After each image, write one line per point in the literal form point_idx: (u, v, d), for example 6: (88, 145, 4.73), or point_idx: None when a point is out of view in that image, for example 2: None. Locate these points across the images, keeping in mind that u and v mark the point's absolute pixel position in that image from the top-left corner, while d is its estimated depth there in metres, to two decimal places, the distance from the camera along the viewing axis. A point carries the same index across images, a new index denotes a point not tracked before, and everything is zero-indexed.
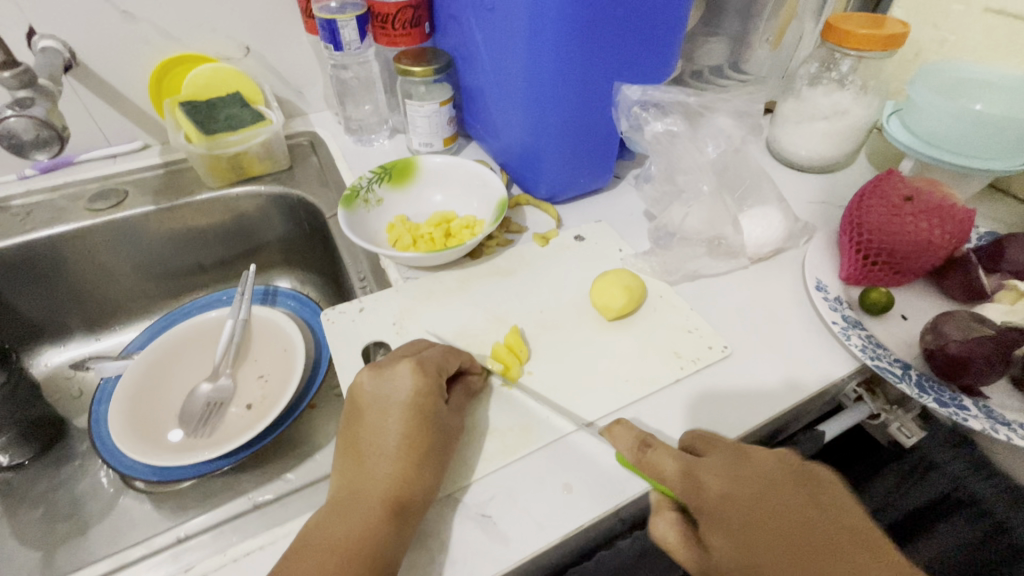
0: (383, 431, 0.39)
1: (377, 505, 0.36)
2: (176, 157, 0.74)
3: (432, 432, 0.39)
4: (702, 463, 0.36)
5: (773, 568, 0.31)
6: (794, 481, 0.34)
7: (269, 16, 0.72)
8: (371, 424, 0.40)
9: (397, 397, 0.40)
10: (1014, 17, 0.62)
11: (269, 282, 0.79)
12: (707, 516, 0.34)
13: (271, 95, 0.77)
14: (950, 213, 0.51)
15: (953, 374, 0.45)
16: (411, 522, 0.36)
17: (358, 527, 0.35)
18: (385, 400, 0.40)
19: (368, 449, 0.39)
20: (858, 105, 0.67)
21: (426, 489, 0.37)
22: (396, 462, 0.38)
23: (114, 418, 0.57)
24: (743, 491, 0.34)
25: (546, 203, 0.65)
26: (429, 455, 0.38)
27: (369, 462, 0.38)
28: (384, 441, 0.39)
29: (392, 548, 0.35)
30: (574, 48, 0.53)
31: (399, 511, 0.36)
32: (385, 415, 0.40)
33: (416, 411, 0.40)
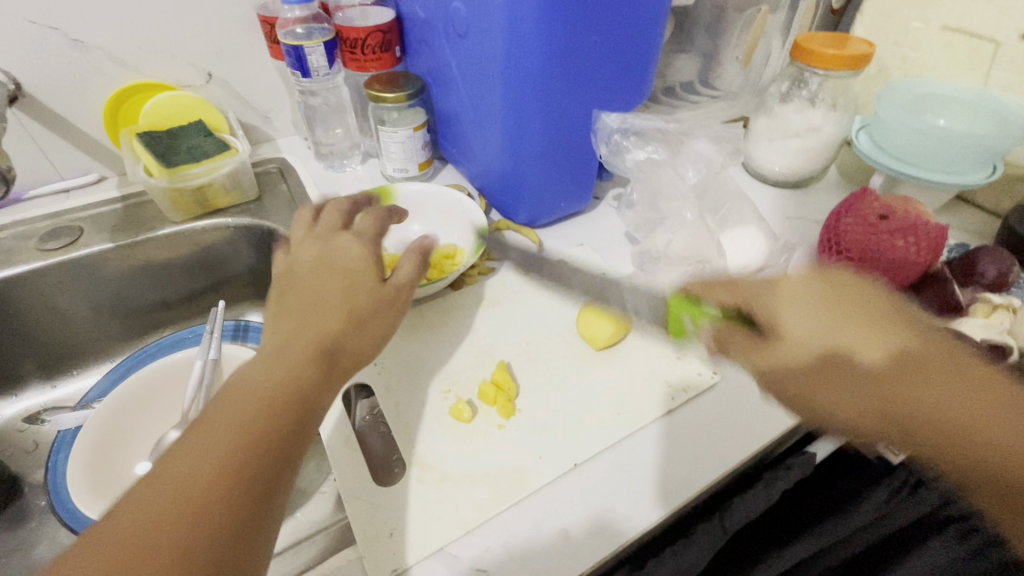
0: (334, 281, 0.43)
1: (306, 352, 0.37)
2: (135, 190, 0.70)
3: (365, 292, 0.43)
4: (796, 315, 0.49)
5: (853, 389, 0.46)
6: (907, 358, 0.47)
7: (231, 41, 0.69)
8: (305, 282, 0.43)
9: (349, 268, 0.44)
10: (971, 35, 0.64)
11: (240, 316, 0.75)
12: (808, 311, 0.49)
13: (236, 122, 0.74)
14: (924, 231, 0.52)
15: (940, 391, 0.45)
16: (336, 377, 0.39)
17: (250, 417, 0.33)
18: (322, 265, 0.44)
19: (299, 307, 0.41)
20: (828, 122, 0.68)
21: (355, 348, 0.40)
22: (329, 317, 0.40)
23: (76, 477, 0.53)
24: (828, 302, 0.49)
25: (526, 227, 0.65)
26: (364, 311, 0.42)
27: (305, 316, 0.40)
28: (314, 331, 0.39)
29: (313, 402, 0.36)
30: (552, 74, 0.52)
31: (328, 362, 0.38)
32: (324, 302, 0.41)
33: (354, 274, 0.44)
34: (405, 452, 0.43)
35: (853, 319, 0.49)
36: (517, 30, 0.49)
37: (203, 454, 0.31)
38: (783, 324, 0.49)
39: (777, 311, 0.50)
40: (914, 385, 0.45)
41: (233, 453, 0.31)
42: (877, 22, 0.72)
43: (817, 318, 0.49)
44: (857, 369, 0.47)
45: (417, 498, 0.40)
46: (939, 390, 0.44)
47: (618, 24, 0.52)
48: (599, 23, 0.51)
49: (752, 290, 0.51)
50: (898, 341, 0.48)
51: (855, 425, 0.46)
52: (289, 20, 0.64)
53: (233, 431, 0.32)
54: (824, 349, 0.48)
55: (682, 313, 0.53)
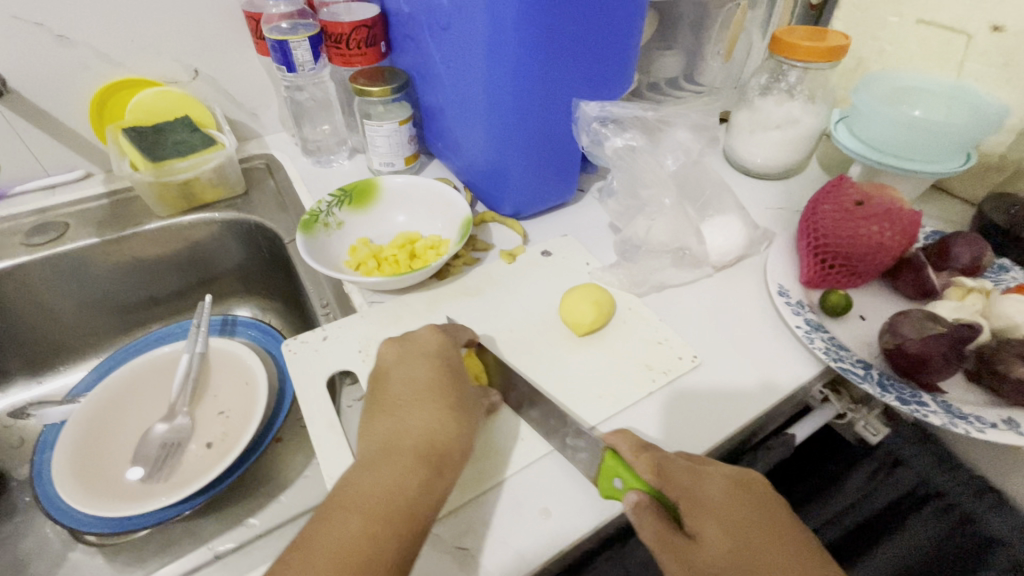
0: (424, 372, 0.42)
1: (412, 452, 0.38)
2: (121, 186, 0.70)
3: (457, 388, 0.42)
4: (710, 522, 0.35)
5: None
6: (755, 509, 0.36)
7: (217, 38, 0.70)
8: (403, 374, 0.43)
9: (427, 351, 0.44)
10: (943, 28, 0.66)
11: (228, 312, 0.75)
12: (683, 551, 0.34)
13: (223, 118, 0.75)
14: (898, 216, 0.53)
15: (913, 370, 0.46)
16: (444, 480, 0.37)
17: (365, 531, 0.34)
18: (411, 359, 0.43)
19: (399, 404, 0.41)
20: (807, 114, 0.69)
21: (459, 448, 0.39)
22: (429, 414, 0.40)
23: (59, 469, 0.53)
24: (727, 513, 0.35)
25: (511, 219, 0.65)
26: (462, 408, 0.41)
27: (404, 414, 0.40)
28: (421, 424, 0.39)
29: (425, 506, 0.36)
30: (533, 69, 0.53)
31: (432, 467, 0.37)
32: (423, 395, 0.41)
33: (447, 367, 0.43)
34: None
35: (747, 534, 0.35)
36: (499, 19, 0.49)
37: (333, 555, 0.33)
38: (703, 533, 0.35)
39: (680, 472, 0.37)
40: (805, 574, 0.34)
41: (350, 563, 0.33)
42: (854, 16, 0.73)
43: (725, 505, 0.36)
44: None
45: None
46: None
47: (599, 15, 0.53)
48: (577, 16, 0.52)
49: (679, 468, 0.37)
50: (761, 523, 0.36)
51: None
52: (274, 15, 0.66)
53: (343, 543, 0.34)
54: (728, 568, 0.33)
55: (610, 475, 0.38)
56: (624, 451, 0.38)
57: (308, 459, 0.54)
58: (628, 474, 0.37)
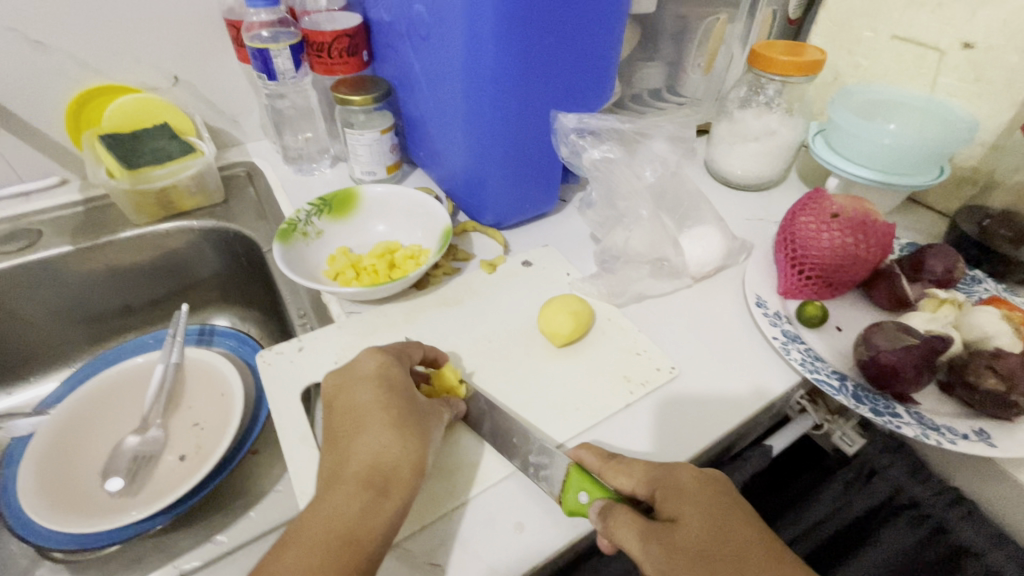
0: (366, 394, 0.41)
1: (356, 478, 0.37)
2: (98, 193, 0.69)
3: (403, 402, 0.41)
4: (686, 507, 0.34)
5: None
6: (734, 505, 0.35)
7: (197, 44, 0.69)
8: (347, 398, 0.41)
9: (369, 372, 0.43)
10: (916, 44, 0.67)
11: (205, 322, 0.74)
12: (656, 533, 0.33)
13: (203, 125, 0.74)
14: (871, 228, 0.53)
15: (886, 383, 0.46)
16: (390, 501, 0.36)
17: (307, 565, 0.33)
18: (352, 383, 0.42)
19: (343, 431, 0.40)
20: (786, 126, 0.70)
21: (407, 467, 0.38)
22: (373, 435, 0.39)
23: (24, 484, 0.51)
24: (701, 497, 0.35)
25: (492, 229, 0.65)
26: (409, 425, 0.40)
27: (349, 439, 0.39)
28: (363, 447, 0.38)
29: (372, 531, 0.35)
30: (510, 82, 0.53)
31: (375, 491, 0.36)
32: (365, 418, 0.40)
33: (388, 385, 0.42)
34: None
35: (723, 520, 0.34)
36: (476, 31, 0.49)
37: None
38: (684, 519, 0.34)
39: (649, 471, 0.37)
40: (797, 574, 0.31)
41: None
42: (831, 31, 0.75)
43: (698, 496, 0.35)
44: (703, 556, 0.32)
45: None
46: None
47: (577, 27, 0.54)
48: (554, 29, 0.52)
49: (653, 469, 0.37)
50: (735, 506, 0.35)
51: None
52: (254, 23, 0.65)
53: None
54: (707, 548, 0.32)
55: (575, 489, 0.38)
56: (589, 462, 0.39)
57: (284, 472, 0.54)
58: (595, 489, 0.38)
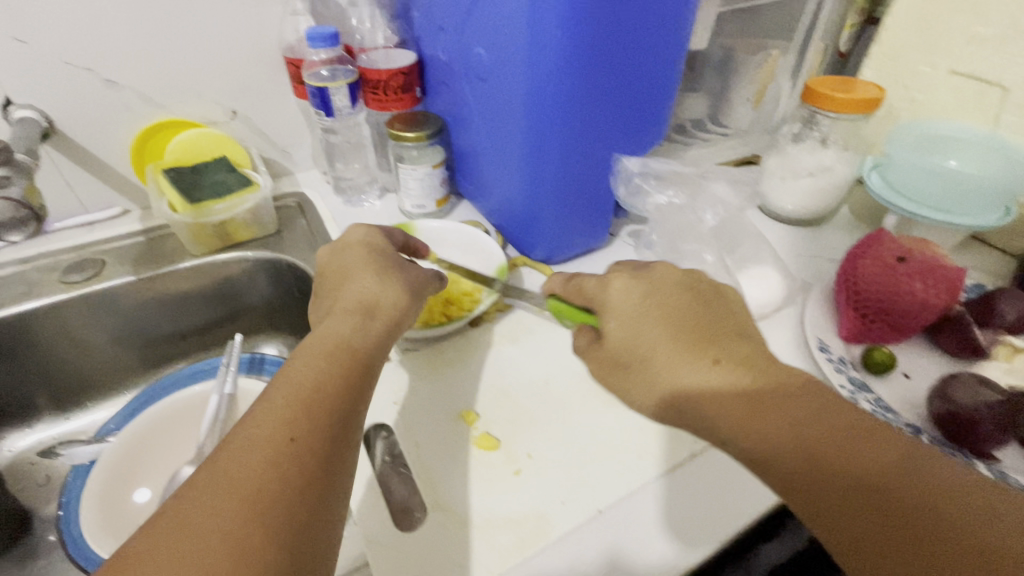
0: (350, 255, 0.47)
1: (349, 311, 0.42)
2: (157, 224, 0.71)
3: (386, 257, 0.47)
4: (660, 318, 0.38)
5: (701, 404, 0.34)
6: (725, 331, 0.37)
7: (256, 81, 0.72)
8: (333, 263, 0.47)
9: (349, 239, 0.49)
10: (978, 80, 0.66)
11: (254, 349, 0.75)
12: (666, 354, 0.36)
13: (258, 157, 0.76)
14: (942, 273, 0.52)
15: (960, 436, 0.45)
16: (378, 327, 0.42)
17: (300, 380, 0.36)
18: (341, 248, 0.48)
19: (333, 284, 0.45)
20: (840, 162, 0.69)
21: (393, 302, 0.44)
22: (359, 283, 0.44)
23: (88, 518, 0.53)
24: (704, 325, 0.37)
25: (543, 264, 0.65)
26: (391, 273, 0.46)
27: (338, 289, 0.44)
28: (356, 287, 0.44)
29: (365, 347, 0.40)
30: (570, 124, 0.54)
31: (364, 315, 0.42)
32: (352, 269, 0.45)
33: (375, 250, 0.48)
34: (426, 494, 0.43)
35: (703, 335, 0.36)
36: (538, 74, 0.50)
37: (238, 484, 0.30)
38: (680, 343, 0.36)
39: (612, 300, 0.40)
40: (784, 391, 0.33)
41: (298, 414, 0.34)
42: (885, 65, 0.74)
43: (681, 313, 0.37)
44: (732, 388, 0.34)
45: (438, 544, 0.40)
46: (824, 427, 0.32)
47: (636, 69, 0.54)
48: (616, 73, 0.52)
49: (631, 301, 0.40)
50: (765, 361, 0.35)
51: (715, 424, 0.34)
52: (315, 61, 0.66)
53: (248, 469, 0.31)
54: (740, 384, 0.34)
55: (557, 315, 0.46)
56: (557, 288, 0.47)
57: None
58: (574, 313, 0.45)
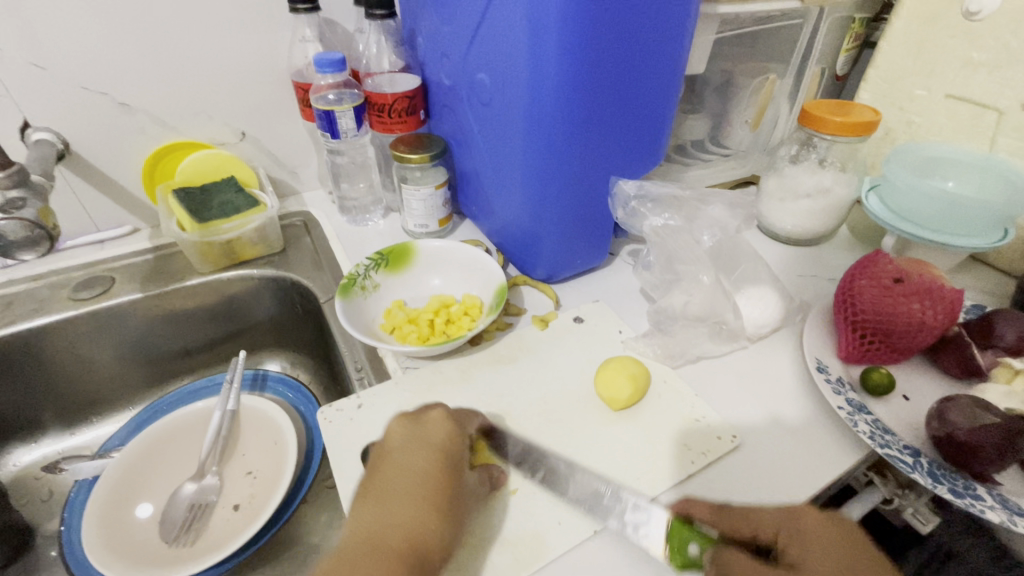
0: (418, 471, 0.42)
1: (393, 552, 0.37)
2: (166, 242, 0.73)
3: (452, 483, 0.42)
4: (813, 554, 0.35)
5: None
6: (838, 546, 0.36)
7: (265, 104, 0.74)
8: (398, 461, 0.43)
9: (428, 438, 0.44)
10: (973, 102, 0.67)
11: (258, 365, 0.76)
12: None
13: (265, 177, 0.78)
14: (940, 294, 0.52)
15: (964, 460, 0.44)
16: None
17: None
18: (416, 441, 0.44)
19: (392, 491, 0.41)
20: (838, 184, 0.70)
21: (442, 546, 0.38)
22: (417, 510, 0.39)
23: (91, 539, 0.53)
24: (810, 538, 0.37)
25: (543, 283, 0.66)
26: (453, 504, 0.41)
27: (390, 509, 0.40)
28: (408, 517, 0.39)
29: None
30: (569, 151, 0.55)
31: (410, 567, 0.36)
32: (411, 489, 0.41)
33: (449, 461, 0.43)
34: None
35: (819, 554, 0.35)
36: (540, 98, 0.51)
37: None
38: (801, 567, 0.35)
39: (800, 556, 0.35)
40: None
41: None
42: (881, 88, 0.75)
43: (824, 550, 0.35)
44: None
45: None
46: None
47: (636, 95, 0.55)
48: (615, 101, 0.54)
49: (774, 514, 0.39)
50: None
51: None
52: (322, 85, 0.69)
53: None
54: None
55: (682, 540, 0.39)
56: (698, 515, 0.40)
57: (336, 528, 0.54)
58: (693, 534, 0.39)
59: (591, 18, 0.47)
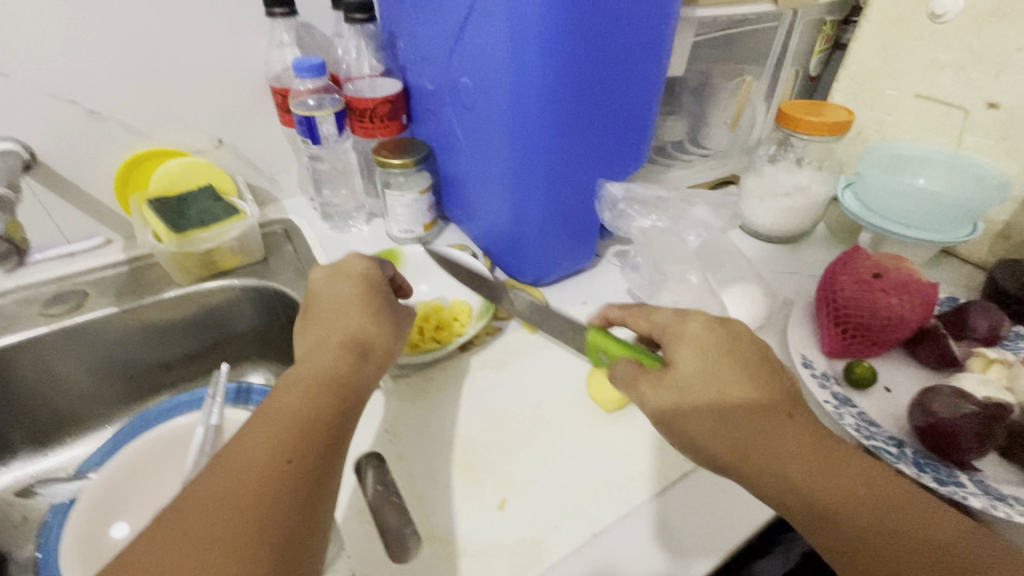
0: (351, 301, 0.47)
1: (336, 348, 0.43)
2: (140, 253, 0.71)
3: (381, 295, 0.49)
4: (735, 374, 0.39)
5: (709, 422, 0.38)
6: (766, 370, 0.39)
7: (242, 109, 0.72)
8: (327, 296, 0.48)
9: (351, 270, 0.50)
10: (940, 102, 0.69)
11: (241, 377, 0.74)
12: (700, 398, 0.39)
13: (243, 184, 0.76)
14: (917, 288, 0.54)
15: (945, 448, 0.46)
16: (367, 367, 0.43)
17: (289, 412, 0.38)
18: (339, 277, 0.49)
19: (326, 314, 0.47)
20: (815, 182, 0.72)
21: (381, 340, 0.46)
22: (352, 316, 0.46)
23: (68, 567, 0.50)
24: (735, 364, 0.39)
25: (531, 286, 0.66)
26: (379, 290, 0.49)
27: (339, 308, 0.46)
28: (342, 304, 0.47)
29: (347, 420, 0.40)
30: (555, 153, 0.55)
31: (354, 351, 0.43)
32: (342, 284, 0.49)
33: (373, 292, 0.49)
34: (419, 522, 0.43)
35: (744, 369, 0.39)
36: (523, 101, 0.51)
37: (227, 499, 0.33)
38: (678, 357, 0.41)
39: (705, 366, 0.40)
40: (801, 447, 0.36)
41: (262, 496, 0.33)
42: (853, 89, 0.77)
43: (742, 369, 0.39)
44: (739, 423, 0.37)
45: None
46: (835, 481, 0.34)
47: (618, 98, 0.56)
48: (598, 103, 0.54)
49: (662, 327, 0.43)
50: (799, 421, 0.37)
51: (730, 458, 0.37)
52: (301, 91, 0.67)
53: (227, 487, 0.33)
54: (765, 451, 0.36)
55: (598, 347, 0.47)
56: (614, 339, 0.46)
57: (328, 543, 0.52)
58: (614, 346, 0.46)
59: (574, 18, 0.47)
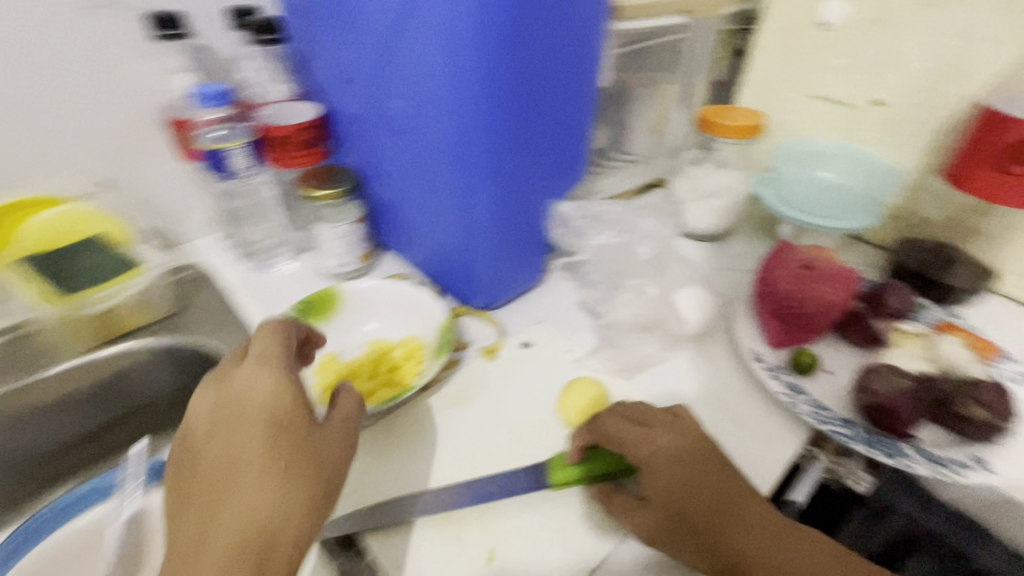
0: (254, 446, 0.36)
1: (232, 534, 0.33)
2: (16, 323, 0.60)
3: (294, 435, 0.37)
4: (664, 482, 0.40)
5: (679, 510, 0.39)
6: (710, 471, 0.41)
7: (133, 145, 0.63)
8: (218, 440, 0.37)
9: (247, 395, 0.38)
10: (834, 101, 0.75)
11: (162, 450, 0.65)
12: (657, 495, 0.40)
13: (142, 230, 0.66)
14: (841, 276, 0.58)
15: (889, 423, 0.49)
16: (281, 552, 0.34)
17: None
18: (233, 410, 0.38)
19: (221, 467, 0.36)
20: (738, 182, 0.76)
21: (299, 504, 0.35)
22: (256, 474, 0.35)
23: None
24: (700, 473, 0.40)
25: (483, 310, 0.64)
26: (291, 425, 0.38)
27: (229, 492, 0.35)
28: (239, 452, 0.36)
29: None
30: (499, 175, 0.53)
31: (258, 531, 0.33)
32: (239, 421, 0.37)
33: (284, 427, 0.37)
34: None
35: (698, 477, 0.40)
36: (464, 123, 0.49)
37: None
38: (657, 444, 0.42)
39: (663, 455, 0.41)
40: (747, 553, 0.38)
41: None
42: (758, 92, 0.82)
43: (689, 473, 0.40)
44: (705, 530, 0.39)
45: None
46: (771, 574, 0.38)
47: (554, 115, 0.55)
48: (536, 122, 0.53)
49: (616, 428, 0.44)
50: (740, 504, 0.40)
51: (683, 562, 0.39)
52: (199, 122, 0.59)
53: None
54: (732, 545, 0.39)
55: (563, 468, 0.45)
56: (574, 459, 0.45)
57: None
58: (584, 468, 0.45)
59: (508, 45, 0.46)
